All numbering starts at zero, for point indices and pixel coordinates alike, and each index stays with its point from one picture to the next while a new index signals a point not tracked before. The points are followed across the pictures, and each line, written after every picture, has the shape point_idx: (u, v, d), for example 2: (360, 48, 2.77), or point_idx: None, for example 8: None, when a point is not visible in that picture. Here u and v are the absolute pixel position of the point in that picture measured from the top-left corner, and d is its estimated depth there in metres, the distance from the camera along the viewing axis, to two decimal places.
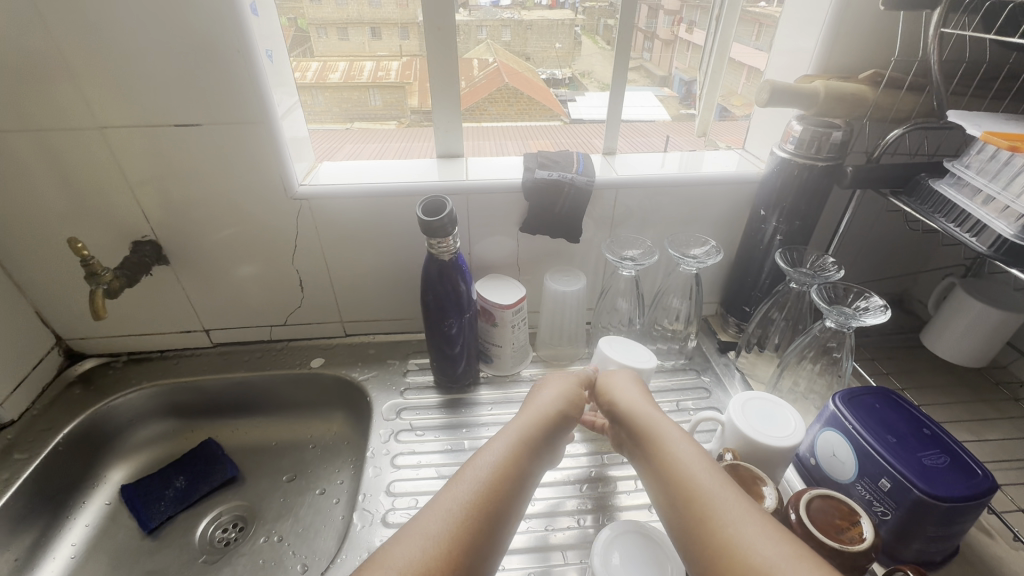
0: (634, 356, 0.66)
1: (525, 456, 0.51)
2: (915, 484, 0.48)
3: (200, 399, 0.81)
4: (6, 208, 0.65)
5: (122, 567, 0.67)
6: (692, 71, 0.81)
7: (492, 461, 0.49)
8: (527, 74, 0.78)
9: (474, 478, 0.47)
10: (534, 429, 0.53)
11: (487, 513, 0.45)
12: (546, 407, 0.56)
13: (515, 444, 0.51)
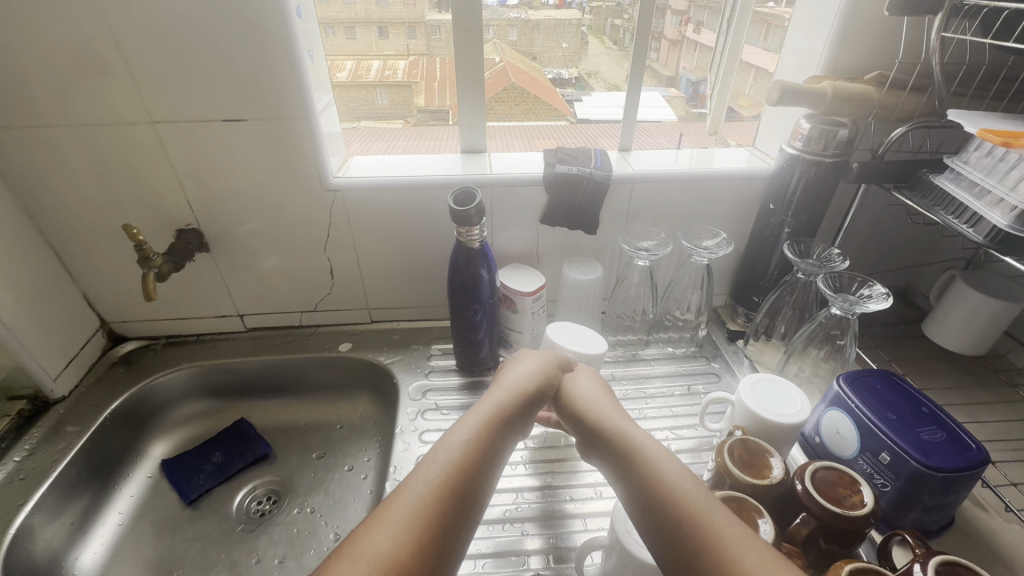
0: (583, 341, 0.69)
1: (497, 438, 0.50)
2: (912, 456, 0.51)
3: (234, 380, 0.85)
4: (62, 196, 0.70)
5: (166, 534, 0.71)
6: (699, 71, 0.86)
7: (464, 443, 0.48)
8: (533, 74, 0.82)
9: (447, 461, 0.46)
10: (506, 412, 0.53)
11: (458, 495, 0.44)
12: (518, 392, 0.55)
13: (488, 426, 0.50)
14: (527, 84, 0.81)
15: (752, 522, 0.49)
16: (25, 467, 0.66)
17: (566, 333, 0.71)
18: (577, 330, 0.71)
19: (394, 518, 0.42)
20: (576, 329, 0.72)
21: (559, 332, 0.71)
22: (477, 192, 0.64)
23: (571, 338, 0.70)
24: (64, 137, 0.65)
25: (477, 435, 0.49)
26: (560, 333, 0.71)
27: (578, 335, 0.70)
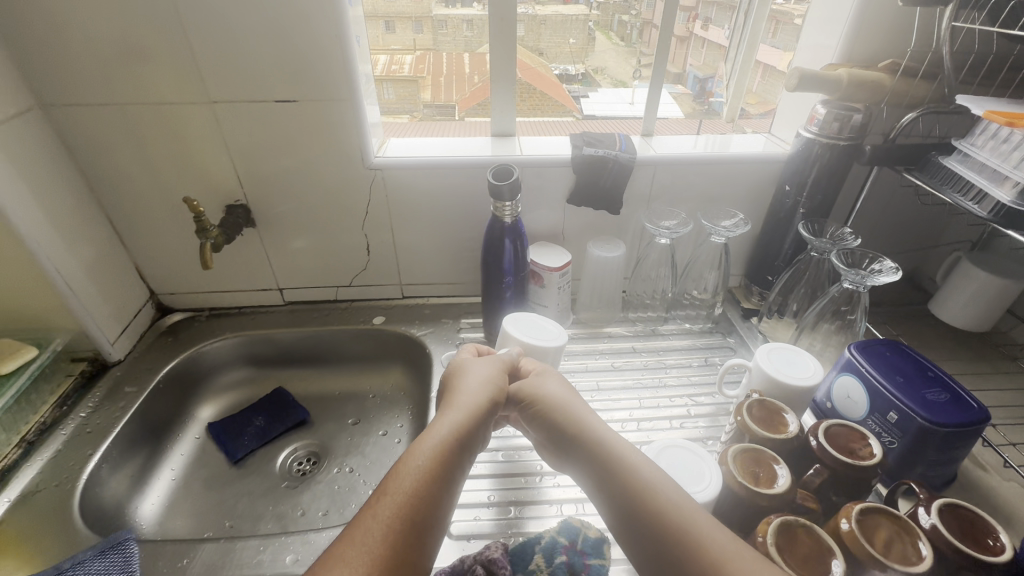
0: (539, 334, 0.72)
1: (453, 454, 0.52)
2: (918, 413, 0.56)
3: (274, 350, 0.90)
4: (123, 172, 0.74)
5: (216, 489, 0.76)
6: (706, 68, 0.89)
7: (418, 469, 0.49)
8: (539, 70, 0.85)
9: (400, 491, 0.47)
10: (458, 428, 0.54)
11: (415, 524, 0.46)
12: (471, 406, 0.57)
13: (440, 446, 0.52)
14: (534, 80, 0.84)
15: (770, 469, 0.53)
16: (91, 422, 0.71)
17: (522, 325, 0.73)
18: (533, 322, 0.74)
19: (354, 557, 0.43)
20: (533, 321, 0.74)
21: (515, 324, 0.74)
22: (515, 168, 0.69)
23: (527, 330, 0.72)
24: (127, 116, 0.70)
25: (429, 458, 0.50)
26: (517, 325, 0.74)
27: (535, 328, 0.73)
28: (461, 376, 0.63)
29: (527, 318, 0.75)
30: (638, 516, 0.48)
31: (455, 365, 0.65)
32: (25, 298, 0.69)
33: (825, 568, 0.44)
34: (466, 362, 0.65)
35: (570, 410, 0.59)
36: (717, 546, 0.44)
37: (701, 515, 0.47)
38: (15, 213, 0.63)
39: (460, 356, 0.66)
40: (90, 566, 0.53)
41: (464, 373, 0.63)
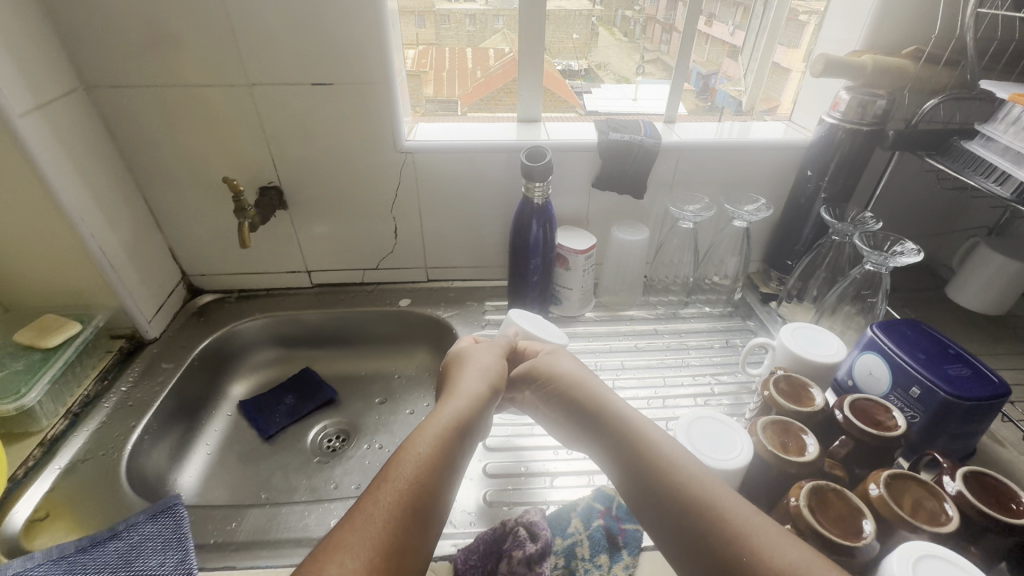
0: (544, 328, 0.75)
1: (455, 440, 0.51)
2: (941, 387, 0.58)
3: (302, 331, 0.92)
4: (161, 154, 0.76)
5: (250, 463, 0.78)
6: (708, 65, 0.89)
7: (421, 456, 0.48)
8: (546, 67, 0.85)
9: (401, 476, 0.46)
10: (458, 416, 0.53)
11: (417, 510, 0.45)
12: (472, 391, 0.58)
13: (441, 431, 0.51)
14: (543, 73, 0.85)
15: (799, 439, 0.55)
16: (132, 396, 0.73)
17: (527, 317, 0.76)
18: (537, 319, 0.76)
19: (356, 543, 0.41)
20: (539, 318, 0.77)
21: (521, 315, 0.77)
22: (548, 150, 0.70)
23: (532, 322, 0.75)
24: (166, 97, 0.71)
25: (431, 444, 0.49)
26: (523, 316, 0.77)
27: (540, 322, 0.76)
28: (464, 362, 0.64)
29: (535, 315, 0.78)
30: (659, 492, 0.47)
31: (455, 352, 0.67)
32: (67, 275, 0.71)
33: (856, 528, 0.46)
34: (466, 349, 0.67)
35: (577, 383, 0.60)
36: (731, 523, 0.44)
37: (716, 492, 0.46)
38: (63, 190, 0.65)
39: (459, 345, 0.69)
40: (142, 528, 0.55)
41: (467, 358, 0.64)
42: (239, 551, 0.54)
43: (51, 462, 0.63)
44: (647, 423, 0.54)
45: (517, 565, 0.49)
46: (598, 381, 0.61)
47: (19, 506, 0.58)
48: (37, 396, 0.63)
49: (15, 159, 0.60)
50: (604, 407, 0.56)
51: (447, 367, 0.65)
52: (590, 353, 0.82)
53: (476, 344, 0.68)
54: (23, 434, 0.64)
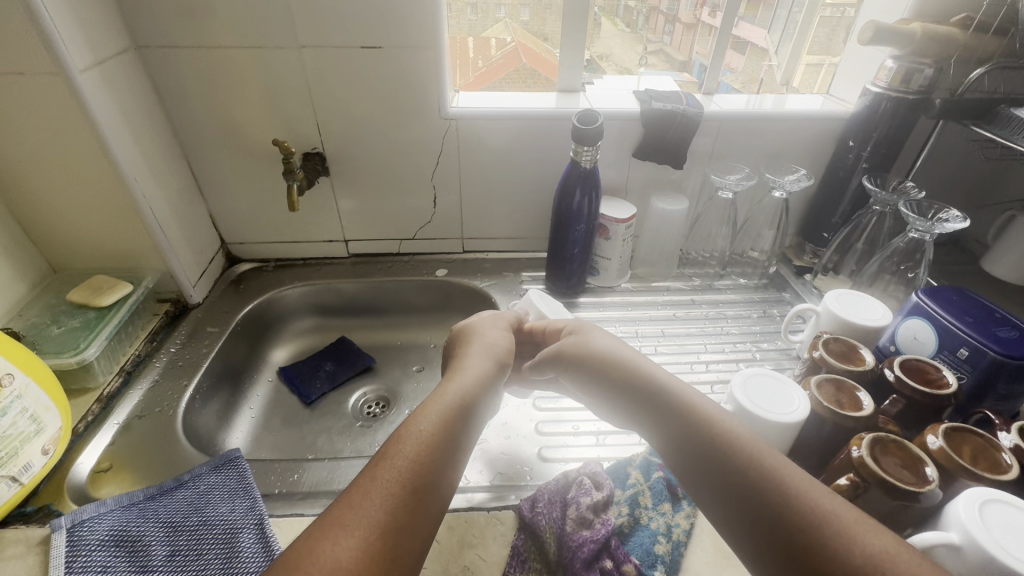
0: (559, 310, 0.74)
1: (458, 419, 0.48)
2: (990, 347, 0.58)
3: (339, 300, 0.93)
4: (207, 117, 0.76)
5: (295, 426, 0.79)
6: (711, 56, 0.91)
7: (424, 434, 0.45)
8: (546, 55, 0.89)
9: (401, 456, 0.43)
10: (461, 395, 0.51)
11: (418, 489, 0.42)
12: (479, 369, 0.55)
13: (444, 411, 0.48)
14: (538, 64, 0.88)
15: (854, 396, 0.56)
16: (181, 357, 0.74)
17: (544, 297, 0.76)
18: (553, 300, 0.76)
19: (352, 521, 0.39)
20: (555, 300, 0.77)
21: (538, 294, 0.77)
22: (600, 114, 0.72)
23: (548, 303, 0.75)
24: (215, 58, 0.71)
25: (432, 423, 0.46)
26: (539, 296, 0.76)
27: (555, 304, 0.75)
28: (480, 337, 0.62)
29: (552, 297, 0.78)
30: (719, 471, 0.44)
31: (467, 326, 0.65)
32: (117, 235, 0.72)
33: (920, 475, 0.47)
34: (476, 322, 0.66)
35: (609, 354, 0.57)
36: (784, 491, 0.41)
37: (762, 458, 0.43)
38: (119, 149, 0.65)
39: (469, 321, 0.67)
40: (207, 478, 0.56)
41: (482, 333, 0.63)
42: (304, 501, 0.56)
43: (110, 417, 0.64)
44: (681, 388, 0.51)
45: (585, 512, 0.50)
46: (629, 349, 0.58)
47: (84, 457, 0.59)
48: (96, 351, 0.64)
49: (76, 116, 0.61)
50: (638, 376, 0.53)
51: (459, 339, 0.64)
52: (630, 321, 0.83)
53: (491, 320, 0.67)
54: (80, 390, 0.66)
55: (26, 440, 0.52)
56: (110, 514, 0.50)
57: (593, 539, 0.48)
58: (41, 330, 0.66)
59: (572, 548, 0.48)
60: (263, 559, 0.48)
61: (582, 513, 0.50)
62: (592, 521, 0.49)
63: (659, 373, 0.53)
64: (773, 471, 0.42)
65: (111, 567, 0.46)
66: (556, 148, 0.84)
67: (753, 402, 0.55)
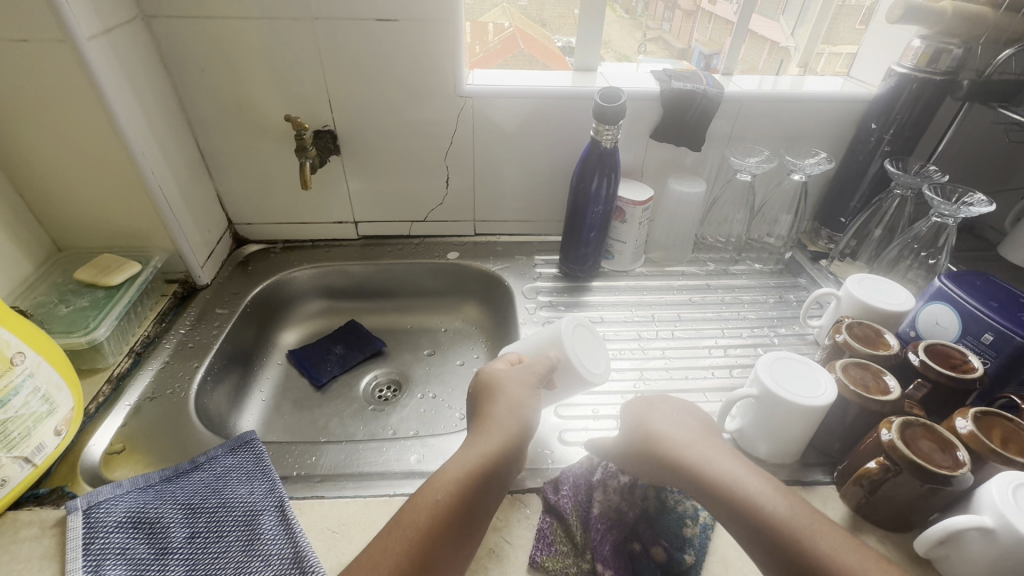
0: (591, 361, 0.57)
1: (478, 485, 0.45)
2: (1016, 332, 0.57)
3: (349, 283, 0.91)
4: (215, 92, 0.74)
5: (306, 409, 0.77)
6: (711, 44, 0.90)
7: (435, 507, 0.43)
8: (543, 41, 0.89)
9: (411, 525, 0.42)
10: (483, 456, 0.47)
11: (425, 564, 0.41)
12: (506, 431, 0.49)
13: (460, 477, 0.45)
14: (534, 50, 0.88)
15: (880, 380, 0.55)
16: (192, 338, 0.72)
17: (580, 339, 0.57)
18: (586, 341, 0.58)
19: None
20: (591, 342, 0.59)
21: (575, 334, 0.57)
22: (623, 91, 0.70)
23: (582, 351, 0.56)
24: (224, 30, 0.69)
25: (449, 493, 0.44)
26: (576, 336, 0.57)
27: (589, 352, 0.57)
28: (502, 395, 0.51)
29: (590, 335, 0.60)
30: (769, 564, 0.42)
31: (490, 380, 0.53)
32: (124, 214, 0.70)
33: (952, 458, 0.47)
34: (500, 377, 0.53)
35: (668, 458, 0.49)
36: (812, 570, 0.39)
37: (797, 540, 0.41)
38: (127, 123, 0.63)
39: (493, 367, 0.54)
40: (223, 460, 0.55)
41: (505, 392, 0.51)
42: (324, 482, 0.55)
43: (120, 399, 0.63)
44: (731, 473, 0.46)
45: (614, 499, 0.50)
46: (687, 440, 0.50)
47: (96, 439, 0.58)
48: (106, 331, 0.63)
49: (84, 87, 0.59)
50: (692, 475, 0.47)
51: (480, 395, 0.52)
52: (645, 305, 0.82)
53: (517, 375, 0.53)
54: (90, 370, 0.64)
55: (39, 420, 0.51)
56: (127, 496, 0.49)
57: (619, 527, 0.49)
58: (49, 309, 0.64)
59: (596, 532, 0.48)
60: (285, 541, 0.47)
61: (610, 501, 0.50)
62: (621, 511, 0.49)
63: (714, 465, 0.47)
64: (803, 547, 0.40)
65: (130, 548, 0.45)
66: (574, 128, 0.82)
67: (783, 386, 0.54)
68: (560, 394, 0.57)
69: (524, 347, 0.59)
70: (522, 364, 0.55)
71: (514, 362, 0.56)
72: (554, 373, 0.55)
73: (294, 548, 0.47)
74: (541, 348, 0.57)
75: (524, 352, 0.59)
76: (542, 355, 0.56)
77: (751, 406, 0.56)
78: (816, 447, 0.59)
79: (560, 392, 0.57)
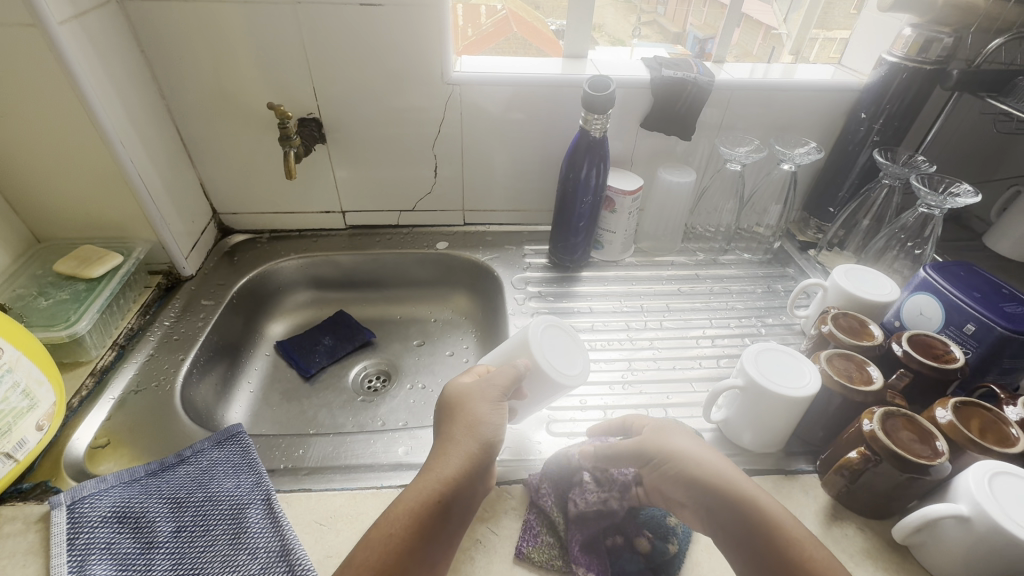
0: (563, 363, 0.55)
1: (437, 515, 0.44)
2: (998, 323, 0.57)
3: (337, 273, 0.90)
4: (195, 78, 0.72)
5: (295, 400, 0.77)
6: (706, 28, 0.89)
7: (384, 542, 0.43)
8: (538, 25, 0.87)
9: (363, 564, 0.41)
10: (443, 481, 0.46)
11: None
12: (462, 454, 0.47)
13: (415, 506, 0.44)
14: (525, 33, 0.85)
15: (863, 371, 0.56)
16: (176, 330, 0.72)
17: (549, 341, 0.56)
18: (557, 342, 0.56)
19: None
20: (564, 344, 0.57)
21: (544, 336, 0.56)
22: (612, 80, 0.69)
23: (552, 354, 0.54)
24: (203, 14, 0.67)
25: (404, 524, 0.43)
26: (544, 339, 0.56)
27: (561, 354, 0.55)
28: (464, 414, 0.50)
29: (563, 336, 0.58)
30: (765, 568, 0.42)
31: (454, 395, 0.51)
32: (104, 204, 0.69)
33: (931, 448, 0.48)
34: (469, 390, 0.51)
35: (698, 465, 0.48)
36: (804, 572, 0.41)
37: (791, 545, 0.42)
38: (103, 111, 0.61)
39: (460, 381, 0.53)
40: (209, 454, 0.55)
41: (467, 409, 0.50)
42: (312, 475, 0.55)
43: (103, 392, 0.62)
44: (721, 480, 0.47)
45: (593, 497, 0.50)
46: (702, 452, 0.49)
47: (80, 433, 0.57)
48: (88, 324, 0.62)
49: (57, 74, 0.57)
50: (701, 484, 0.47)
51: (444, 413, 0.51)
52: (634, 296, 0.82)
53: (479, 388, 0.51)
54: (73, 364, 0.64)
55: (19, 416, 0.51)
56: (111, 490, 0.49)
57: (596, 525, 0.49)
58: (29, 302, 0.64)
59: (571, 528, 0.49)
60: (272, 534, 0.48)
61: (588, 499, 0.49)
62: (601, 509, 0.49)
63: (706, 470, 0.47)
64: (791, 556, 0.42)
65: (115, 543, 0.45)
66: (565, 116, 0.81)
67: (773, 378, 0.54)
68: (534, 402, 0.55)
69: (494, 357, 0.57)
70: (489, 373, 0.54)
71: (482, 372, 0.55)
72: (523, 380, 0.53)
73: (282, 542, 0.47)
74: (509, 356, 0.56)
75: (496, 362, 0.57)
76: (511, 362, 0.54)
77: (737, 397, 0.57)
78: (800, 436, 0.59)
79: (534, 399, 0.55)
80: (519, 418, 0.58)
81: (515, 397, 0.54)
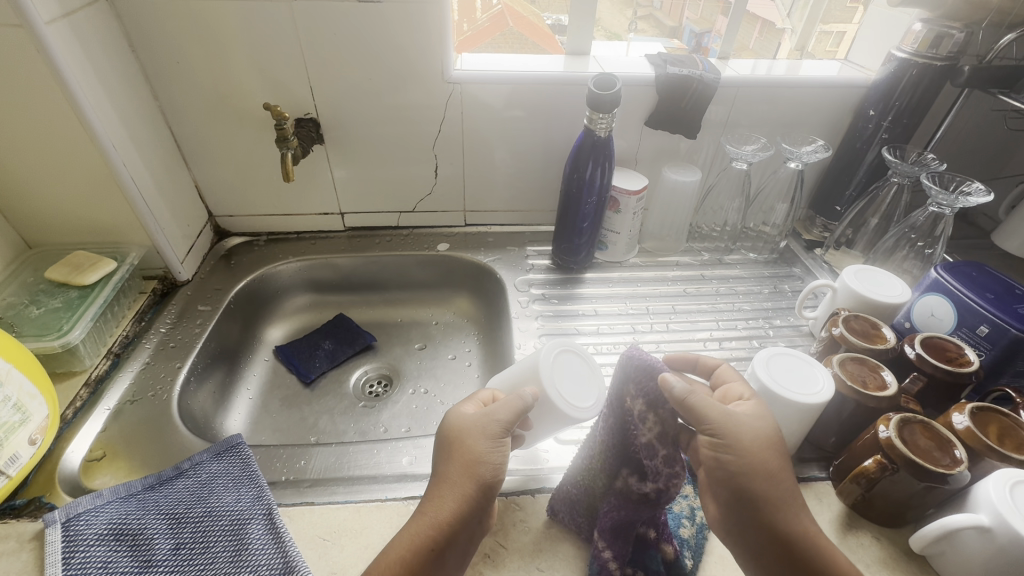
0: (575, 394, 0.52)
1: (432, 563, 0.42)
2: (1012, 325, 0.56)
3: (336, 276, 0.88)
4: (188, 78, 0.70)
5: (295, 407, 0.75)
6: (703, 22, 0.88)
7: None
8: (533, 19, 0.86)
9: None
10: (436, 527, 0.44)
11: None
12: (457, 500, 0.45)
13: (406, 556, 0.42)
14: (523, 29, 0.84)
15: (877, 375, 0.55)
16: (173, 337, 0.70)
17: (560, 369, 0.53)
18: (571, 370, 0.54)
19: None
20: (576, 370, 0.55)
21: (555, 363, 0.53)
22: (617, 79, 0.68)
23: (562, 382, 0.52)
24: (196, 12, 0.65)
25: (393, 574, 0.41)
26: (556, 365, 0.53)
27: (574, 382, 0.53)
28: (462, 451, 0.47)
29: (573, 359, 0.56)
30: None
31: (455, 429, 0.49)
32: (94, 207, 0.67)
33: (949, 456, 0.47)
34: (470, 425, 0.49)
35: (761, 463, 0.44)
36: None
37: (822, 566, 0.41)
38: (93, 112, 0.59)
39: (461, 411, 0.50)
40: (209, 467, 0.53)
41: (465, 447, 0.47)
42: (314, 487, 0.54)
43: (99, 403, 0.60)
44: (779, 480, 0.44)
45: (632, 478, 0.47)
46: (770, 451, 0.45)
47: (75, 445, 0.56)
48: (82, 333, 0.61)
49: (44, 75, 0.55)
50: (760, 476, 0.44)
51: (442, 449, 0.48)
52: (638, 298, 0.81)
53: (480, 422, 0.48)
54: (66, 374, 0.62)
55: (11, 430, 0.49)
56: (107, 506, 0.48)
57: (635, 509, 0.46)
58: (20, 311, 0.62)
59: (603, 509, 0.47)
60: (274, 550, 0.46)
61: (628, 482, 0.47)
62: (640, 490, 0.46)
63: (765, 469, 0.44)
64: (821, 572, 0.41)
65: (112, 562, 0.44)
66: (567, 114, 0.79)
67: (792, 397, 0.52)
68: (542, 431, 0.53)
69: (502, 383, 0.55)
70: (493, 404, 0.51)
71: (485, 402, 0.52)
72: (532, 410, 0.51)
73: (284, 558, 0.46)
74: (518, 383, 0.53)
75: (505, 387, 0.55)
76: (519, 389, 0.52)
77: None
78: (812, 441, 0.58)
79: (542, 429, 0.53)
80: (526, 443, 0.55)
81: (522, 427, 0.53)
